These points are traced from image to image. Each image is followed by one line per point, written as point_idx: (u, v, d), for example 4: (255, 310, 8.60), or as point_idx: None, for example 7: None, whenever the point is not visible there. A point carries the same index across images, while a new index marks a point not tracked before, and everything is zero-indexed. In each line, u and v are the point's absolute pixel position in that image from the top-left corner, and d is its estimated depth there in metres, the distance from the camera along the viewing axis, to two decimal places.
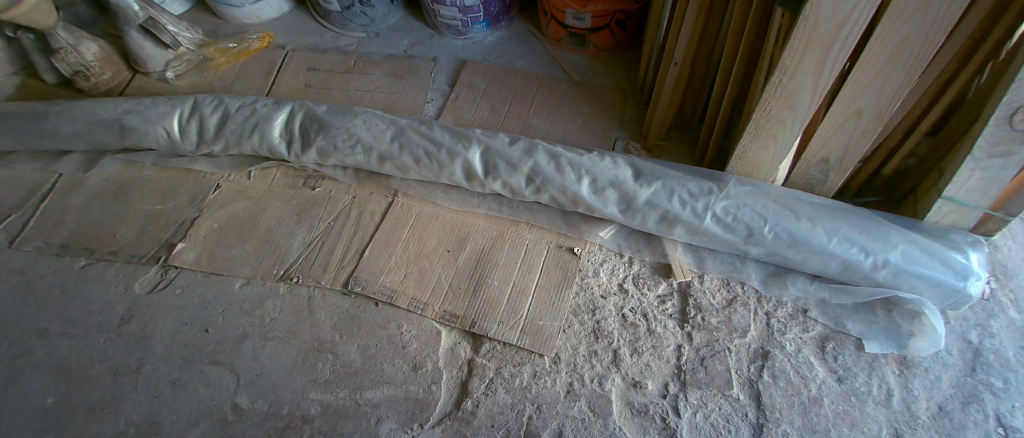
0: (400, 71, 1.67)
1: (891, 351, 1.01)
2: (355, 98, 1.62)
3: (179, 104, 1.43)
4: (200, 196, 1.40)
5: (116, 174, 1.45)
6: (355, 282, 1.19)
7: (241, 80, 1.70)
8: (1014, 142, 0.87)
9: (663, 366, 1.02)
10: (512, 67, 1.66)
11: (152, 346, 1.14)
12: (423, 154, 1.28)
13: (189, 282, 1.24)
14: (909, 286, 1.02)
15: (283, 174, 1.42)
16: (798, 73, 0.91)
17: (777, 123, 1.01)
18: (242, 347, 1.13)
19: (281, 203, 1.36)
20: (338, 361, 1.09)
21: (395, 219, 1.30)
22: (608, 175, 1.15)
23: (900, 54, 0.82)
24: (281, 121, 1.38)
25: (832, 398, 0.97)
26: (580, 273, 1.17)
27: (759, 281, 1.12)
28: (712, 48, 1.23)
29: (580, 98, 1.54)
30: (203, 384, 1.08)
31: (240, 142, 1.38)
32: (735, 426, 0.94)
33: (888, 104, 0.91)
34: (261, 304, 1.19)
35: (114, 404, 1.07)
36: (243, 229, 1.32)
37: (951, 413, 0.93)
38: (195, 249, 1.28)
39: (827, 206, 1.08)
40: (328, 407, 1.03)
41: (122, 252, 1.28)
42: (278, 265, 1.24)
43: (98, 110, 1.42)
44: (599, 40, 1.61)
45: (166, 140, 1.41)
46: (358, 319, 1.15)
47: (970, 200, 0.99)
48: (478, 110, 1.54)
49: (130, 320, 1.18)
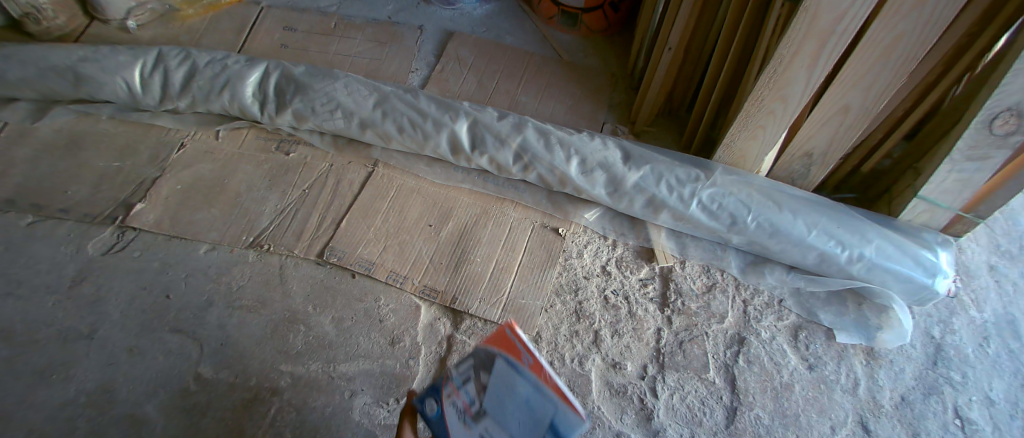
0: (384, 38, 1.59)
1: (859, 342, 1.05)
2: (334, 61, 1.53)
3: (142, 54, 1.32)
4: (162, 153, 1.30)
5: (67, 126, 1.33)
6: (331, 253, 1.14)
7: (210, 34, 1.58)
8: (991, 146, 0.90)
9: (643, 348, 1.03)
10: (501, 42, 1.61)
11: (106, 311, 1.07)
12: (408, 124, 1.22)
13: (148, 245, 1.16)
14: (881, 280, 1.05)
15: (255, 136, 1.34)
16: (792, 64, 0.90)
17: (767, 113, 1.01)
18: (206, 315, 1.07)
19: (252, 166, 1.28)
20: (310, 333, 1.05)
21: (375, 189, 1.24)
22: (597, 157, 1.14)
23: (891, 51, 0.82)
24: (254, 79, 1.29)
25: (803, 385, 1.00)
26: (564, 254, 1.15)
27: (738, 270, 1.14)
28: (707, 35, 1.21)
29: (570, 79, 1.51)
30: (163, 353, 1.02)
31: (209, 99, 1.29)
32: (710, 409, 0.97)
33: (875, 103, 0.91)
34: (227, 271, 1.13)
35: (64, 370, 0.99)
36: (210, 192, 1.24)
37: (912, 403, 0.99)
38: (157, 210, 1.19)
39: (808, 199, 1.09)
40: (299, 379, 0.99)
41: (75, 210, 1.19)
42: (247, 231, 1.18)
43: (51, 55, 1.30)
44: (592, 21, 1.58)
45: (127, 92, 1.30)
46: (333, 291, 1.10)
47: (943, 201, 1.02)
48: (464, 84, 1.48)
49: (83, 282, 1.10)
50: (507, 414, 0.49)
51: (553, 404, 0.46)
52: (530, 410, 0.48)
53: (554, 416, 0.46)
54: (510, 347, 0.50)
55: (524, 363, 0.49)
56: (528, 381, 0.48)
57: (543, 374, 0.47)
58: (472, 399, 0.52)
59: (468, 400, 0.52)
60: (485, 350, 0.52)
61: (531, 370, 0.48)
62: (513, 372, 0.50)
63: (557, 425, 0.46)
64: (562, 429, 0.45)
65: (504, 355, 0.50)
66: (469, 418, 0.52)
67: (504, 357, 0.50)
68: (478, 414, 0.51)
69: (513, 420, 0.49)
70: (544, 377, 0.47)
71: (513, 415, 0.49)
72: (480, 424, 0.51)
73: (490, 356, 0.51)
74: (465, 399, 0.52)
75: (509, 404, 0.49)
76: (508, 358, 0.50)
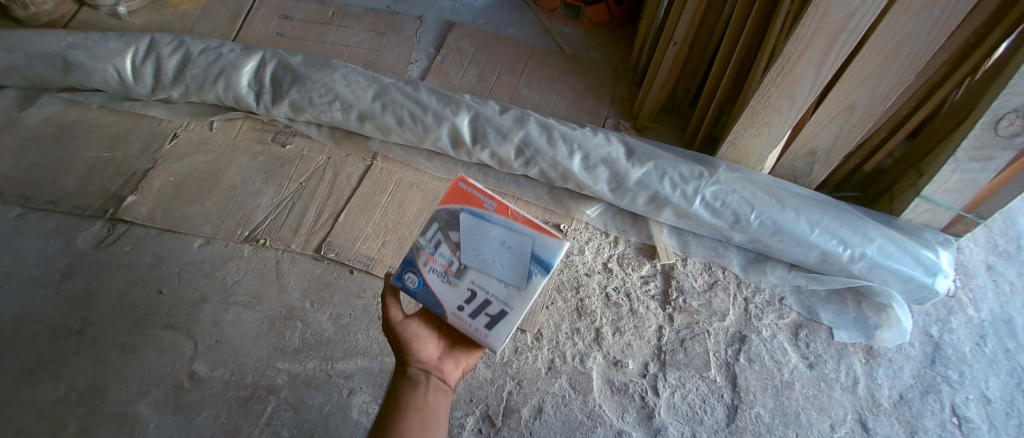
0: (383, 28, 1.56)
1: (859, 340, 1.06)
2: (332, 52, 1.50)
3: (133, 42, 1.28)
4: (154, 144, 1.27)
5: (56, 115, 1.29)
6: (329, 248, 1.12)
7: (204, 21, 1.54)
8: (996, 147, 0.90)
9: (644, 346, 1.03)
10: (502, 34, 1.58)
11: (98, 307, 1.04)
12: (408, 116, 1.20)
13: (140, 239, 1.13)
14: (882, 279, 1.05)
15: (250, 127, 1.31)
16: (800, 61, 0.89)
17: (772, 111, 1.00)
18: (201, 311, 1.05)
19: (248, 158, 1.25)
20: (307, 329, 1.03)
21: (373, 183, 1.22)
22: (600, 152, 1.12)
23: (900, 50, 0.81)
24: (250, 68, 1.26)
25: (803, 383, 1.01)
26: (566, 251, 1.14)
27: (740, 268, 1.14)
28: (712, 30, 1.20)
29: (572, 72, 1.49)
30: (157, 349, 1.00)
31: (203, 89, 1.26)
32: (710, 407, 0.97)
33: (881, 102, 0.90)
34: (222, 265, 1.11)
35: (55, 367, 0.97)
36: (204, 185, 1.21)
37: (910, 401, 0.99)
38: (149, 203, 1.17)
39: (812, 198, 1.09)
40: (297, 377, 0.98)
41: (64, 202, 1.15)
42: (243, 225, 1.15)
43: (39, 41, 1.26)
44: (595, 14, 1.56)
45: (118, 81, 1.27)
46: (331, 287, 1.08)
47: (945, 201, 1.02)
48: (465, 76, 1.46)
49: (73, 276, 1.07)
50: (487, 259, 0.58)
51: (524, 235, 0.55)
52: (504, 246, 0.56)
53: (533, 244, 0.55)
54: (470, 199, 0.58)
55: (489, 209, 0.57)
56: (497, 222, 0.56)
57: (509, 212, 0.56)
58: (449, 259, 0.61)
59: (446, 261, 0.61)
60: (448, 210, 0.60)
61: (497, 213, 0.56)
62: (480, 221, 0.57)
63: (538, 250, 0.54)
64: (544, 254, 0.54)
65: (468, 209, 0.58)
66: (453, 276, 0.61)
67: (467, 210, 0.58)
68: (460, 269, 0.60)
69: (494, 264, 0.58)
70: (511, 214, 0.56)
71: (491, 258, 0.58)
72: (466, 276, 0.60)
73: (456, 214, 0.59)
74: (443, 261, 0.61)
75: (487, 250, 0.58)
76: (472, 210, 0.58)
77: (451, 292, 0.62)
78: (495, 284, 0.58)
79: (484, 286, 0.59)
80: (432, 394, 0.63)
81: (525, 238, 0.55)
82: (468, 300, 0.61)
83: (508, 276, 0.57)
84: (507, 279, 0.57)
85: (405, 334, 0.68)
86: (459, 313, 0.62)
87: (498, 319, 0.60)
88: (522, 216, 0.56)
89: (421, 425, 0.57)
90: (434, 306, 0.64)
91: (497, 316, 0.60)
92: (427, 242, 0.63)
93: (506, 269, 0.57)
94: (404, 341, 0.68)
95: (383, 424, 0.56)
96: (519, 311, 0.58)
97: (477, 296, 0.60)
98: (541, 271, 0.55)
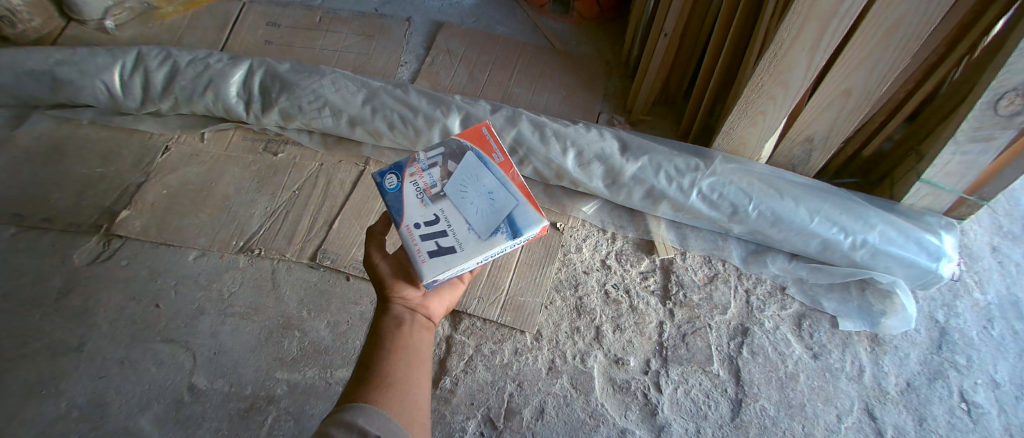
0: (371, 31, 1.55)
1: (864, 328, 1.04)
2: (321, 57, 1.49)
3: (120, 55, 1.27)
4: (147, 158, 1.26)
5: (47, 132, 1.29)
6: (324, 255, 1.11)
7: (192, 32, 1.53)
8: (996, 127, 0.88)
9: (645, 342, 1.02)
10: (492, 32, 1.57)
11: (96, 323, 1.04)
12: (398, 120, 1.19)
13: (135, 253, 1.12)
14: (884, 267, 1.04)
15: (241, 137, 1.30)
16: (793, 48, 0.87)
17: (767, 99, 0.98)
18: (198, 323, 1.04)
19: (240, 168, 1.25)
20: (306, 338, 1.03)
21: (367, 189, 1.21)
22: (594, 148, 1.11)
23: (894, 32, 0.79)
24: (238, 78, 1.25)
25: (808, 374, 0.99)
26: (563, 249, 1.13)
27: (740, 259, 1.12)
28: (703, 19, 1.18)
29: (564, 68, 1.47)
30: (155, 364, 1.00)
31: (192, 100, 1.25)
32: (714, 402, 0.96)
33: (878, 85, 0.88)
34: (218, 277, 1.10)
35: (54, 384, 0.97)
36: (197, 197, 1.20)
37: (917, 388, 0.98)
38: (143, 217, 1.16)
39: (811, 186, 1.07)
40: (295, 386, 0.98)
41: (59, 219, 1.15)
42: (236, 235, 1.14)
43: (26, 59, 1.25)
44: (584, 8, 1.54)
45: (107, 96, 1.26)
46: (327, 295, 1.08)
47: (947, 184, 1.00)
48: (455, 76, 1.44)
49: (70, 293, 1.07)
50: (466, 200, 0.56)
51: (513, 197, 0.54)
52: (489, 196, 0.55)
53: (515, 208, 0.54)
54: (485, 143, 0.58)
55: (495, 160, 0.57)
56: (496, 173, 0.56)
57: (512, 171, 0.56)
58: (435, 181, 0.58)
59: (431, 181, 0.59)
60: (459, 143, 0.59)
61: (500, 167, 0.56)
62: (480, 165, 0.57)
63: (517, 215, 0.53)
64: (520, 222, 0.53)
65: (477, 149, 0.57)
66: (429, 197, 0.58)
67: (476, 152, 0.57)
68: (438, 195, 0.58)
69: (471, 206, 0.56)
70: (512, 174, 0.56)
71: (471, 202, 0.56)
72: (439, 202, 0.57)
73: (462, 149, 0.58)
74: (428, 180, 0.59)
75: (472, 193, 0.56)
76: (480, 154, 0.57)
77: (417, 210, 0.58)
78: (461, 222, 0.56)
79: (450, 219, 0.56)
80: (416, 331, 0.62)
81: (512, 199, 0.54)
82: (427, 224, 0.57)
83: (476, 222, 0.55)
84: (474, 224, 0.55)
85: (384, 270, 0.66)
86: (410, 231, 0.58)
87: (442, 253, 0.56)
88: (519, 181, 0.56)
89: (407, 363, 0.56)
90: (393, 214, 0.59)
91: (444, 251, 0.56)
92: (425, 158, 0.60)
93: (478, 215, 0.55)
94: (383, 275, 0.65)
95: (368, 362, 0.55)
96: (467, 256, 0.55)
97: (439, 225, 0.56)
98: (508, 234, 0.53)
